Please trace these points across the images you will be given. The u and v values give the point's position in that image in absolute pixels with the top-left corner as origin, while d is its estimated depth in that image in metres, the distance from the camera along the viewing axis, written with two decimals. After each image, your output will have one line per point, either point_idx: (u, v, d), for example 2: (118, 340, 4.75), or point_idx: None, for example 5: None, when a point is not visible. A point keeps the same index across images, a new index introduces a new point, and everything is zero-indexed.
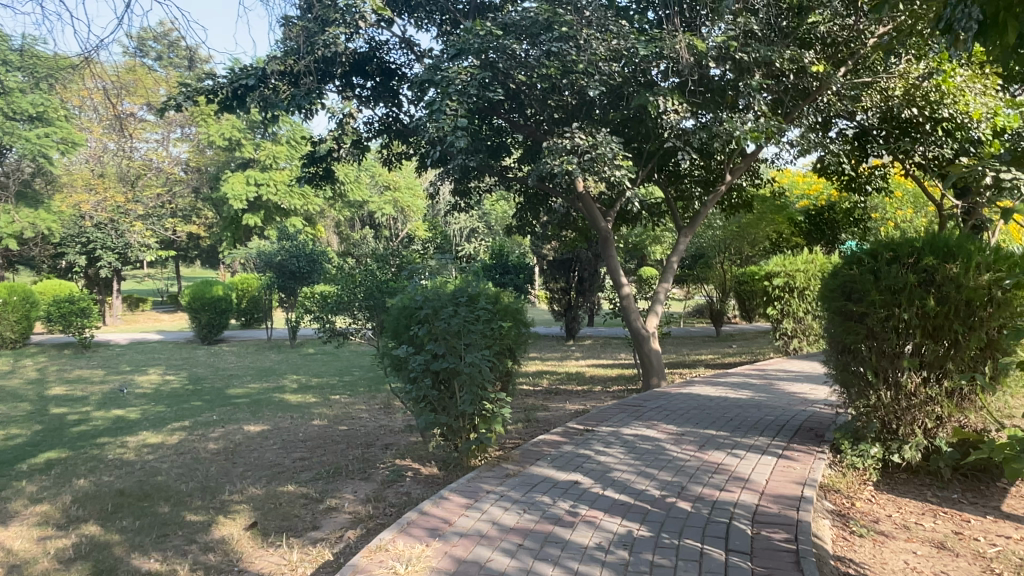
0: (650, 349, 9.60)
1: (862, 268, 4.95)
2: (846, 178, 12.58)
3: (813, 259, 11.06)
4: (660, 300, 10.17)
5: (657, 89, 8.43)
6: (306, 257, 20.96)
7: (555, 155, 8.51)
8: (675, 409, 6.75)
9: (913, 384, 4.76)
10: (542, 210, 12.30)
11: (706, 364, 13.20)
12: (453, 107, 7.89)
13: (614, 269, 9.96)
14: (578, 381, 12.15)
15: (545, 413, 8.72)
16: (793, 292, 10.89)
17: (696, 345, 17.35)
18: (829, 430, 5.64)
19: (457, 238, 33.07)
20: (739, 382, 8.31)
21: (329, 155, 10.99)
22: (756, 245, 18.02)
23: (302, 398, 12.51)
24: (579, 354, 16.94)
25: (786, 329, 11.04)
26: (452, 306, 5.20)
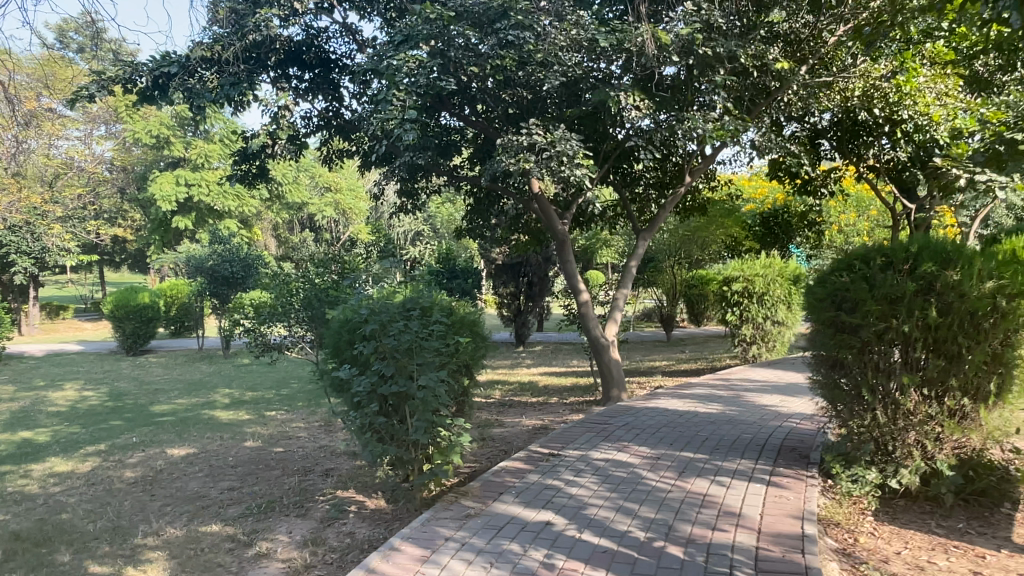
0: (610, 359, 9.13)
1: (854, 275, 4.53)
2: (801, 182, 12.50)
3: (771, 263, 10.80)
4: (620, 307, 9.70)
5: (617, 85, 8.04)
6: (240, 261, 19.81)
7: (510, 153, 7.92)
8: (644, 427, 6.25)
9: (913, 402, 4.34)
10: (493, 213, 11.73)
11: (662, 371, 12.85)
12: (401, 97, 7.26)
13: (572, 275, 9.45)
14: (532, 392, 11.57)
15: (500, 430, 8.10)
16: (752, 297, 10.58)
17: (649, 350, 17.04)
18: (815, 451, 5.22)
19: (402, 241, 32.18)
20: (705, 394, 7.89)
21: (263, 152, 10.12)
22: (707, 249, 17.90)
23: (234, 414, 11.55)
24: (530, 362, 16.39)
25: (745, 335, 10.85)
26: (403, 318, 4.56)
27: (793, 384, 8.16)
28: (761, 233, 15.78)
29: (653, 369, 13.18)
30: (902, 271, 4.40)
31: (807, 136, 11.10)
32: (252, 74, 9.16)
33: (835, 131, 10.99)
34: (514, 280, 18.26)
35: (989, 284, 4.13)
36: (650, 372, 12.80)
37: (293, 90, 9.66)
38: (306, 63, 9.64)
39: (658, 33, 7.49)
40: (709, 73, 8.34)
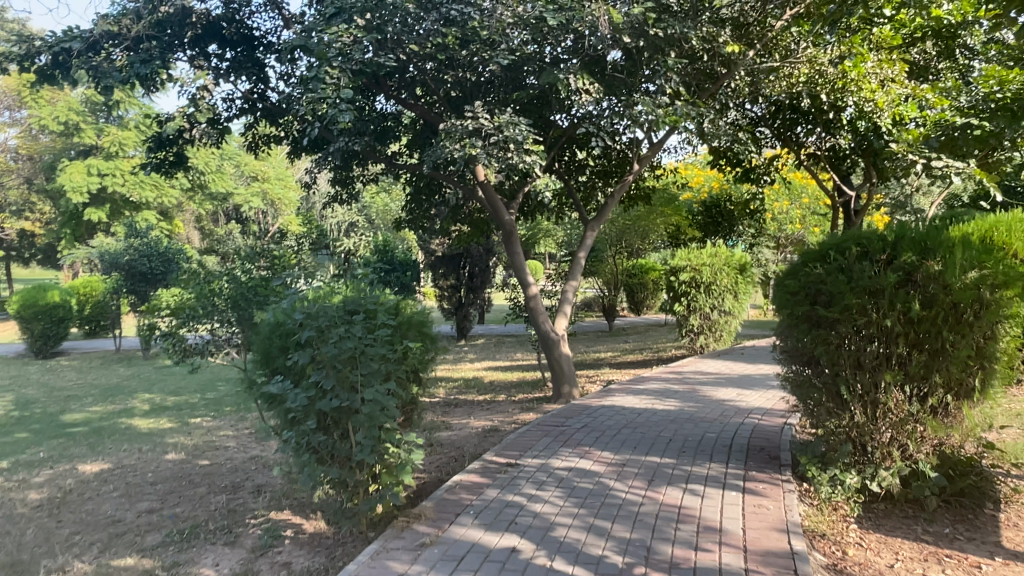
0: (561, 354, 8.77)
1: (829, 266, 4.28)
2: (745, 169, 12.51)
3: (718, 252, 10.64)
4: (569, 300, 9.36)
5: (566, 66, 7.64)
6: (159, 256, 18.54)
7: (453, 139, 7.43)
8: (603, 429, 5.89)
9: (894, 401, 4.11)
10: (434, 202, 11.21)
11: (609, 364, 12.61)
12: (334, 75, 6.65)
13: (520, 267, 9.03)
14: (477, 390, 11.11)
15: (447, 434, 7.61)
16: (700, 287, 10.39)
17: (593, 341, 16.80)
18: (785, 451, 4.97)
19: (335, 233, 31.09)
20: (658, 390, 7.58)
21: (180, 138, 9.26)
22: (647, 238, 17.79)
23: (155, 423, 10.65)
24: (472, 356, 15.91)
25: (693, 326, 10.54)
26: (344, 322, 4.04)
27: (747, 376, 7.96)
28: (702, 222, 15.74)
29: (599, 362, 12.91)
30: (880, 261, 4.16)
31: (749, 122, 11.06)
32: (166, 50, 8.33)
33: (777, 115, 11.12)
34: (454, 271, 17.80)
35: (975, 273, 3.89)
36: (597, 364, 12.52)
37: (213, 70, 8.84)
38: (227, 40, 8.86)
39: (611, 12, 7.20)
40: (659, 57, 8.06)
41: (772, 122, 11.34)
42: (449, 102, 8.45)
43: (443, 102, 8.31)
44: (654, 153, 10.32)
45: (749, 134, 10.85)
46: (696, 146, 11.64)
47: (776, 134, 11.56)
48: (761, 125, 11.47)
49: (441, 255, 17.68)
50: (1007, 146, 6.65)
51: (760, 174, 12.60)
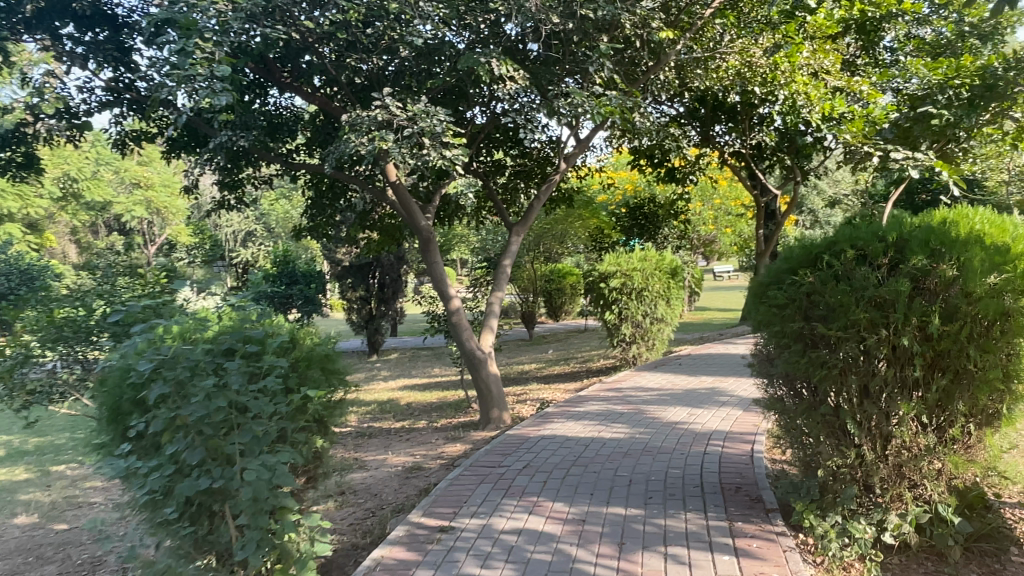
0: (488, 374, 7.84)
1: (822, 273, 3.58)
2: (669, 169, 12.13)
3: (647, 255, 10.02)
4: (494, 313, 8.45)
5: (487, 50, 6.78)
6: (21, 275, 16.26)
7: (359, 131, 6.41)
8: (551, 470, 4.99)
9: (908, 434, 3.41)
10: (339, 207, 10.05)
11: (534, 377, 11.80)
12: (207, 48, 5.62)
13: (440, 278, 8.03)
14: (393, 415, 10.01)
15: (361, 477, 6.51)
16: (632, 293, 9.71)
17: (515, 352, 15.94)
18: (767, 491, 4.24)
19: (230, 243, 29.01)
20: (600, 412, 6.76)
21: (24, 135, 7.68)
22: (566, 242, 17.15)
23: (7, 474, 8.96)
24: (385, 373, 14.74)
25: (625, 335, 9.82)
26: (216, 369, 2.96)
27: (693, 391, 7.28)
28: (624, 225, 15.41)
29: (524, 376, 12.06)
30: (881, 266, 3.48)
31: (672, 119, 10.68)
32: None
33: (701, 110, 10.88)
34: (364, 282, 16.52)
35: (997, 277, 3.23)
36: (522, 379, 11.66)
37: (63, 53, 7.36)
38: (79, 16, 7.38)
39: None
40: (588, 43, 7.38)
41: (695, 118, 11.09)
42: (354, 92, 7.44)
43: (348, 91, 7.32)
44: (580, 151, 9.55)
45: (674, 129, 10.50)
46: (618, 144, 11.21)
47: (697, 132, 11.35)
48: (685, 121, 11.23)
49: (348, 264, 16.43)
50: (965, 137, 6.22)
51: (685, 173, 12.21)
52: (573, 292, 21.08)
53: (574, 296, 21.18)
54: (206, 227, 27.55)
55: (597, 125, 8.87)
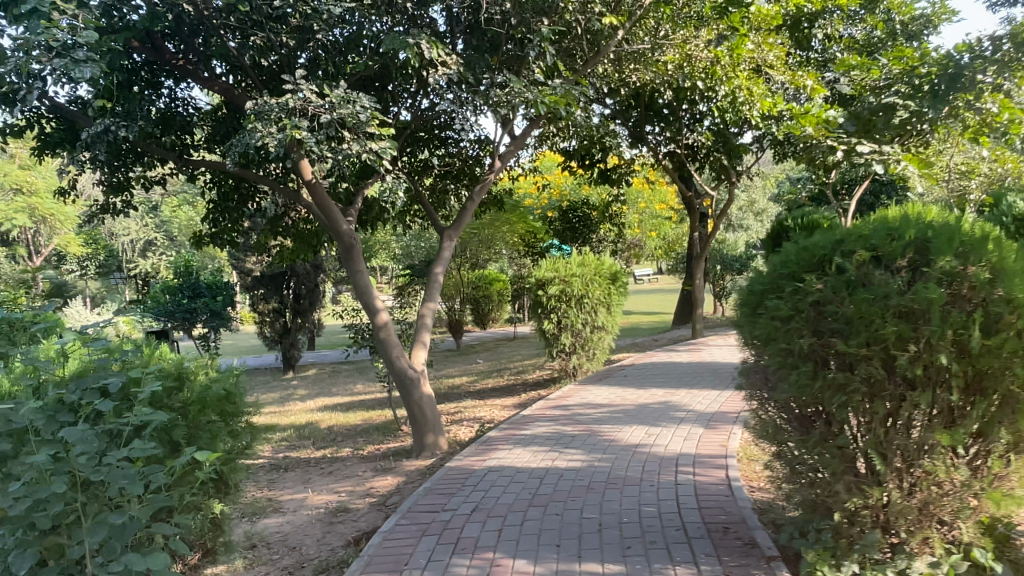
0: (421, 395, 7.03)
1: (833, 280, 3.02)
2: (603, 169, 11.68)
3: (585, 260, 9.47)
4: (426, 327, 7.66)
5: (414, 31, 6.05)
6: None
7: (265, 120, 5.50)
8: (504, 512, 4.27)
9: (942, 468, 2.87)
10: (248, 211, 9.02)
11: (467, 392, 11.04)
12: (69, 12, 4.67)
13: (365, 289, 7.17)
14: (312, 443, 9.00)
15: (276, 523, 5.57)
16: (571, 300, 9.15)
17: (443, 364, 15.12)
18: (761, 532, 3.65)
19: (128, 253, 26.84)
20: (550, 435, 6.08)
21: None
22: (493, 248, 16.49)
23: None
24: (303, 392, 13.63)
25: (564, 345, 9.22)
26: (59, 433, 2.10)
27: (646, 407, 6.72)
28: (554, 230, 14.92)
29: (456, 391, 11.26)
30: (901, 270, 2.94)
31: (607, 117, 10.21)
32: None
33: (635, 108, 10.50)
34: (277, 293, 15.41)
35: None
36: (454, 396, 10.86)
37: None
38: None
39: None
40: (525, 27, 6.76)
41: (629, 116, 10.70)
42: (261, 78, 6.58)
43: (255, 78, 6.43)
44: (515, 149, 8.91)
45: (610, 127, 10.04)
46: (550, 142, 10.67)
47: (631, 131, 10.95)
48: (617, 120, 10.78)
49: (260, 274, 15.21)
50: (923, 131, 5.94)
51: (619, 174, 11.79)
52: (500, 298, 20.43)
53: (501, 303, 20.52)
54: (100, 236, 25.32)
55: (533, 120, 8.27)
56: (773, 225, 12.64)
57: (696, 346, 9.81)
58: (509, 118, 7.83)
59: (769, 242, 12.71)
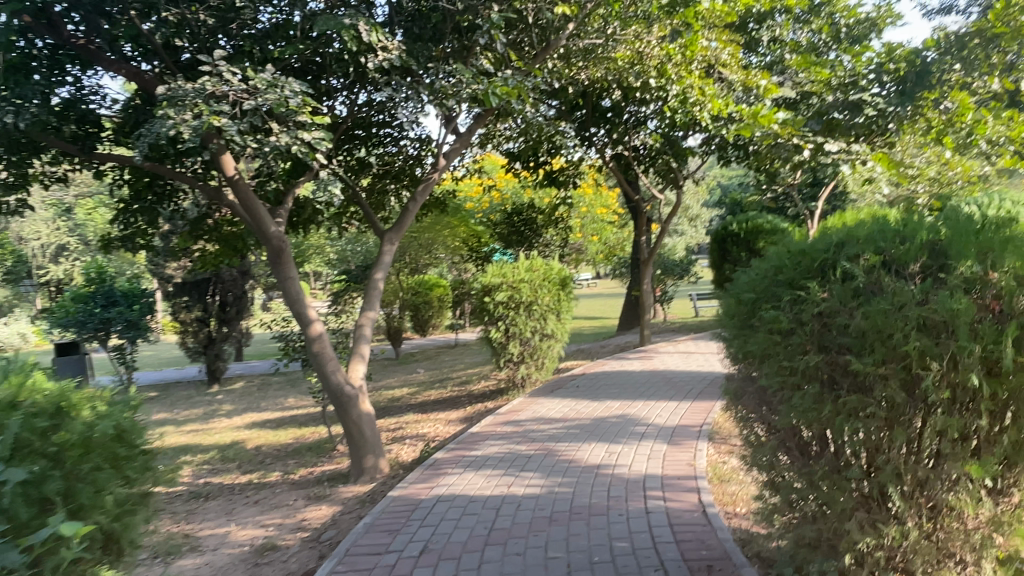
0: (359, 414, 6.44)
1: (839, 289, 2.64)
2: (549, 172, 11.31)
3: (534, 265, 9.05)
4: (365, 339, 7.05)
5: (351, 12, 5.51)
6: None
7: (179, 106, 4.82)
8: (458, 553, 3.75)
9: (968, 502, 2.52)
10: (165, 212, 8.19)
11: (409, 405, 10.45)
12: None
13: (297, 298, 6.50)
14: (239, 466, 8.23)
15: (192, 566, 4.89)
16: (519, 308, 8.72)
17: (381, 374, 14.42)
18: (751, 571, 3.25)
19: (39, 260, 25.01)
20: (503, 455, 5.59)
21: None
22: (433, 252, 15.91)
23: None
24: (230, 407, 12.73)
25: (513, 355, 8.76)
26: None
27: (603, 421, 6.31)
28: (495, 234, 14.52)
29: (396, 405, 10.63)
30: (916, 277, 2.58)
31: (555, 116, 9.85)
32: None
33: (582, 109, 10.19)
34: (201, 301, 14.44)
35: None
36: (394, 411, 10.23)
37: None
38: None
39: None
40: (472, 14, 6.30)
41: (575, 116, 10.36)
42: (177, 64, 5.91)
43: (169, 61, 5.75)
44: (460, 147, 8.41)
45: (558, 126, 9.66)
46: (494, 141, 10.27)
47: (578, 131, 10.61)
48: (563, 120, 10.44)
49: (182, 281, 14.21)
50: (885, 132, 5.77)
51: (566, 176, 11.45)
52: (440, 305, 19.83)
53: (441, 310, 19.92)
54: (7, 240, 23.48)
55: (479, 115, 7.80)
56: (717, 229, 12.44)
57: (647, 354, 9.51)
58: (452, 113, 7.34)
59: (714, 247, 12.53)
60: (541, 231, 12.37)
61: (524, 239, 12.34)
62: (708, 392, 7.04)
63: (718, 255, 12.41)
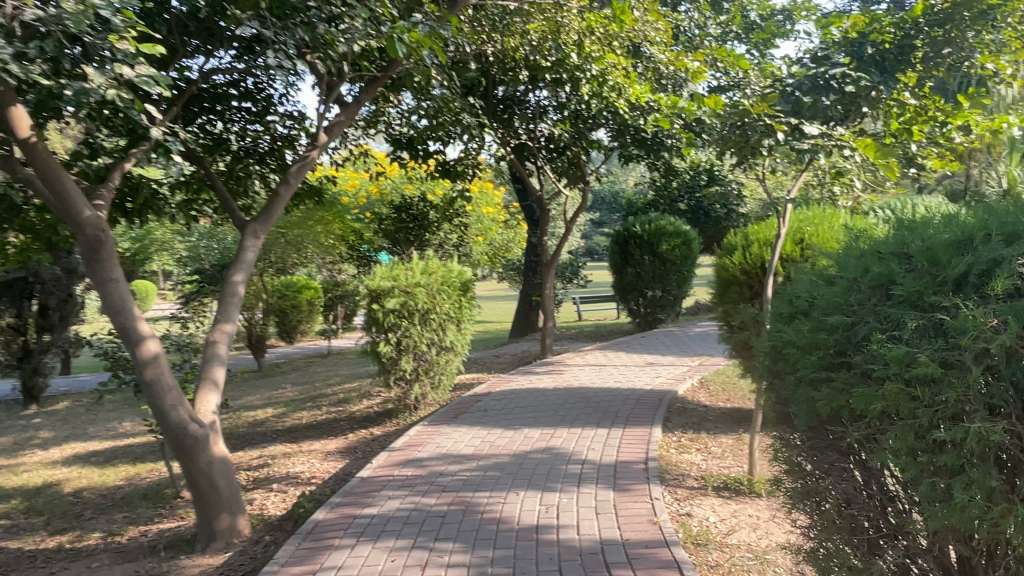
0: (209, 461, 4.91)
1: (1015, 309, 1.63)
2: (442, 163, 10.03)
3: (429, 266, 7.77)
4: (219, 360, 5.49)
5: None
6: None
7: None
8: None
9: None
10: None
11: (276, 431, 8.85)
12: None
13: (123, 307, 4.84)
14: (45, 525, 6.29)
15: None
16: (414, 316, 7.43)
17: (240, 391, 12.51)
18: None
19: None
20: (407, 513, 4.29)
21: None
22: (303, 250, 14.20)
23: None
24: (47, 434, 10.42)
25: (405, 372, 7.47)
26: None
27: (526, 457, 5.17)
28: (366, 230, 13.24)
29: (259, 433, 8.92)
30: None
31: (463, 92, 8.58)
32: None
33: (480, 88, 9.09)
34: (14, 303, 11.83)
35: None
36: (255, 442, 8.53)
37: None
38: None
39: None
40: None
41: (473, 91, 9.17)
42: None
43: None
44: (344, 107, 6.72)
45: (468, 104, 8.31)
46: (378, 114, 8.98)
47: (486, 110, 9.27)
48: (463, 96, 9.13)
49: None
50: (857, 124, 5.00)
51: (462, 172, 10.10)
52: (310, 309, 17.99)
53: (312, 314, 18.08)
54: None
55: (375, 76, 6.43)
56: (617, 230, 11.49)
57: (555, 366, 8.49)
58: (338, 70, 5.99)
59: (614, 249, 11.58)
60: (432, 229, 10.97)
61: (413, 237, 10.92)
62: (638, 416, 6.11)
63: (619, 258, 11.52)
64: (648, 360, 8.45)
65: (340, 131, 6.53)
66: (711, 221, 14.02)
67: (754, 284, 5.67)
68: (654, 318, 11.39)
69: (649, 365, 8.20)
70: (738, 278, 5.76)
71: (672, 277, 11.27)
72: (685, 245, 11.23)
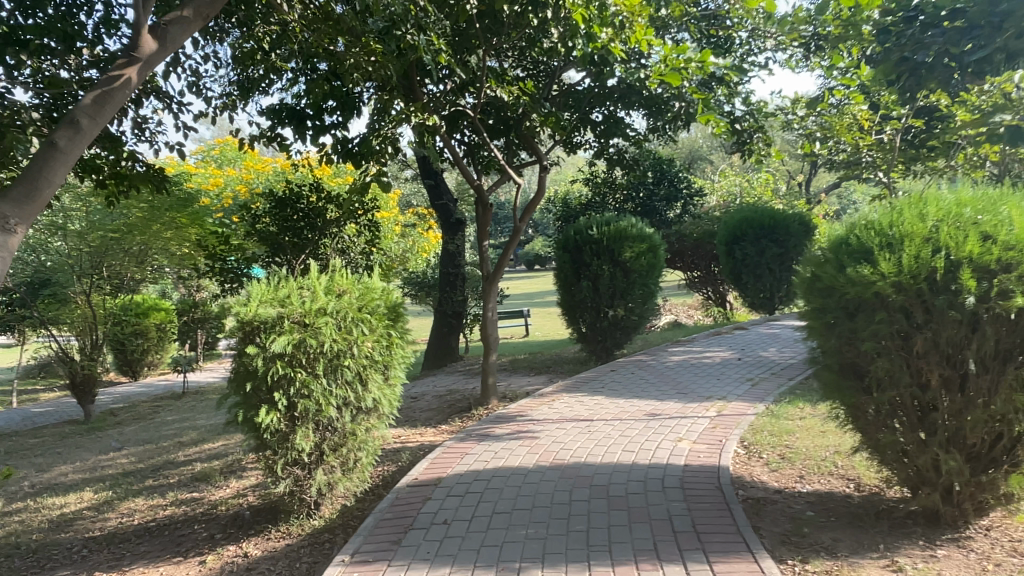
0: None
1: None
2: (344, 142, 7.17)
3: (336, 283, 5.02)
4: None
5: None
6: None
7: None
8: None
9: None
10: None
11: (91, 541, 5.68)
12: None
13: None
14: None
15: None
16: (317, 363, 4.66)
17: (49, 457, 8.94)
18: None
19: None
20: None
21: None
22: (146, 261, 10.88)
23: None
24: None
25: (301, 453, 4.67)
26: None
27: None
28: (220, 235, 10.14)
29: (61, 544, 5.69)
30: None
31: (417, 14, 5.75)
32: None
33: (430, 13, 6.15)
34: None
35: None
36: (51, 564, 5.32)
37: None
38: None
39: None
40: None
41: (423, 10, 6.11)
42: None
43: None
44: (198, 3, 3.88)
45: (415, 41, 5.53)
46: (259, 55, 6.10)
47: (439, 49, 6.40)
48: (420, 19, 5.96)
49: None
50: None
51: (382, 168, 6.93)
52: (160, 336, 14.34)
53: (161, 343, 14.42)
54: None
55: None
56: (566, 233, 9.17)
57: (520, 425, 5.95)
58: None
59: (562, 257, 9.20)
60: (327, 232, 8.06)
61: (303, 242, 8.02)
62: (714, 527, 3.70)
63: (569, 269, 9.15)
64: (647, 410, 6.11)
65: (181, 35, 3.78)
66: (661, 226, 13.06)
67: (913, 308, 3.43)
68: (614, 344, 9.10)
69: (653, 418, 5.86)
70: (888, 298, 3.47)
71: (636, 293, 8.94)
72: (651, 252, 9.04)
